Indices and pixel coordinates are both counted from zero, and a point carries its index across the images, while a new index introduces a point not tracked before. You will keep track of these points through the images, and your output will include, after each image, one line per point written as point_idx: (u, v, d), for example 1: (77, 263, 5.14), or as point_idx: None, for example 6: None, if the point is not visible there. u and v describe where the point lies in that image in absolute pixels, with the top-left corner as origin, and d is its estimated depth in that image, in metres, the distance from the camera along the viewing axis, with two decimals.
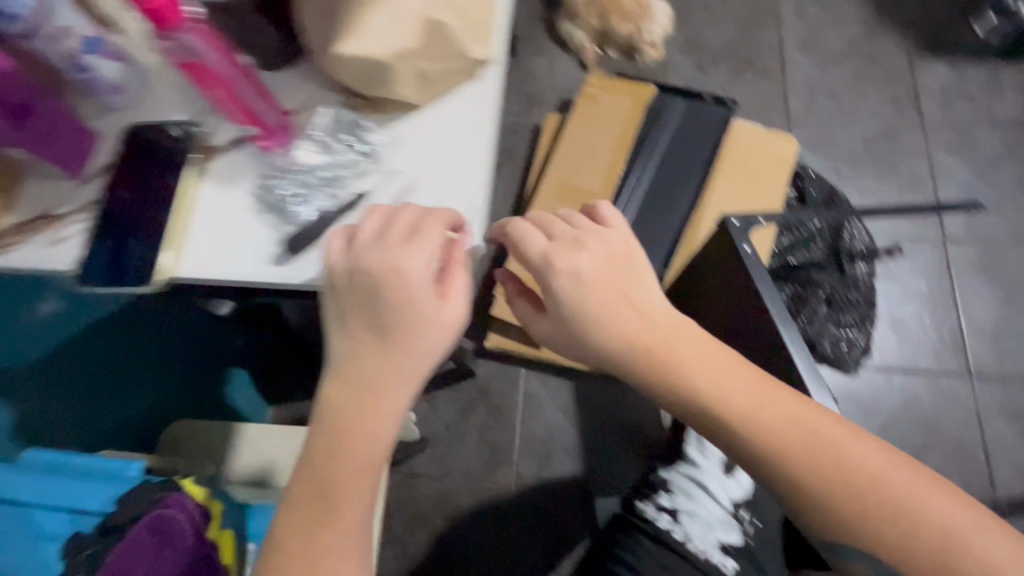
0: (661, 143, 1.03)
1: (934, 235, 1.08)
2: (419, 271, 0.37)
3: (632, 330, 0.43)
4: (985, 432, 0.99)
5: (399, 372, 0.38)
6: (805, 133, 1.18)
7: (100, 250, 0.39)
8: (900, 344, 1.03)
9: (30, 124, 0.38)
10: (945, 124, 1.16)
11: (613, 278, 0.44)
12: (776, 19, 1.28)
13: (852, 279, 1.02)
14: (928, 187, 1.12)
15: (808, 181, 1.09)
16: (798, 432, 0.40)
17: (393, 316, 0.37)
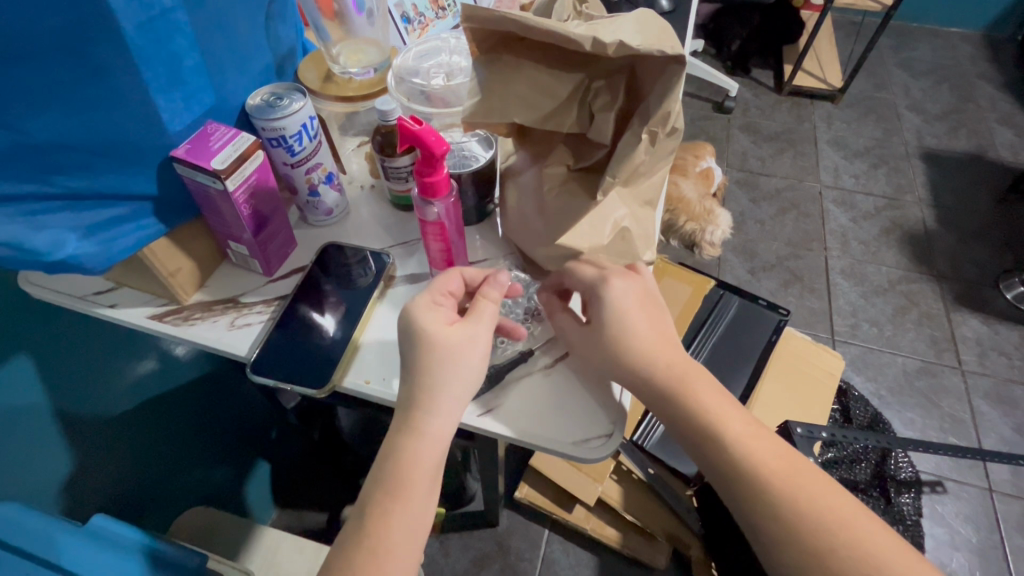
0: (719, 331, 1.02)
1: (978, 480, 1.08)
2: (424, 301, 0.40)
3: (650, 346, 0.40)
4: None
5: (432, 382, 0.37)
6: (848, 351, 1.26)
7: (273, 342, 0.43)
8: None
9: (263, 232, 0.44)
10: (983, 374, 1.23)
11: (649, 315, 0.41)
12: (822, 246, 1.43)
13: (902, 514, 0.97)
14: (969, 428, 1.15)
15: (852, 399, 1.12)
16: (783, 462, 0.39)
17: (411, 341, 0.38)
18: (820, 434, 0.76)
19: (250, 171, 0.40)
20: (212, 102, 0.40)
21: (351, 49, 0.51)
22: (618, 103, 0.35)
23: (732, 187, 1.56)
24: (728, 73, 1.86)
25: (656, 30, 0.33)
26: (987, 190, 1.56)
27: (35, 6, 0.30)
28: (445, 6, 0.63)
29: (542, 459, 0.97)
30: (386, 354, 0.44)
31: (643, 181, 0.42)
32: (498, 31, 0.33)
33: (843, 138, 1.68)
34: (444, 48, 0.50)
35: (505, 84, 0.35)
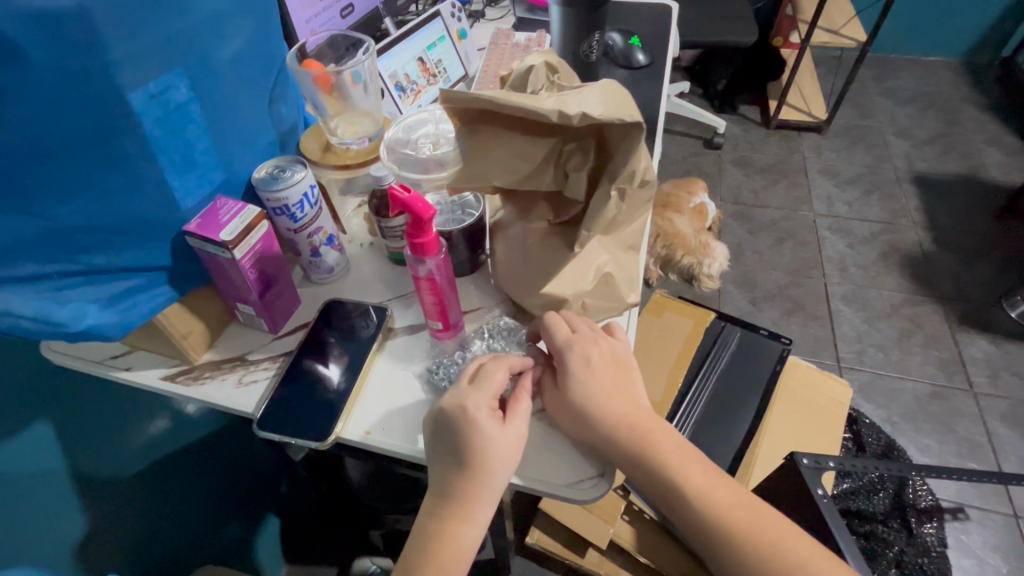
0: (724, 362, 1.02)
1: (1005, 506, 1.05)
2: (482, 413, 0.40)
3: (619, 411, 0.43)
4: None
5: (489, 487, 0.39)
6: (856, 378, 1.25)
7: (279, 397, 0.45)
8: None
9: (270, 293, 0.47)
10: (997, 395, 1.21)
11: (612, 378, 0.44)
12: (821, 273, 1.45)
13: (925, 545, 0.95)
14: (988, 451, 1.13)
15: (863, 427, 1.11)
16: (742, 511, 0.45)
17: (471, 453, 0.39)
18: (827, 464, 0.76)
19: (256, 240, 0.43)
20: (219, 180, 0.44)
21: (347, 121, 0.55)
22: (590, 162, 0.39)
23: (727, 219, 1.59)
24: (716, 111, 1.93)
25: (617, 100, 0.37)
26: (982, 210, 1.57)
27: (72, 113, 0.34)
28: (436, 72, 0.70)
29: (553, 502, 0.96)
30: (387, 409, 0.45)
31: (624, 229, 0.44)
32: (469, 107, 0.37)
33: (833, 166, 1.72)
34: (429, 115, 0.54)
35: (488, 156, 0.38)
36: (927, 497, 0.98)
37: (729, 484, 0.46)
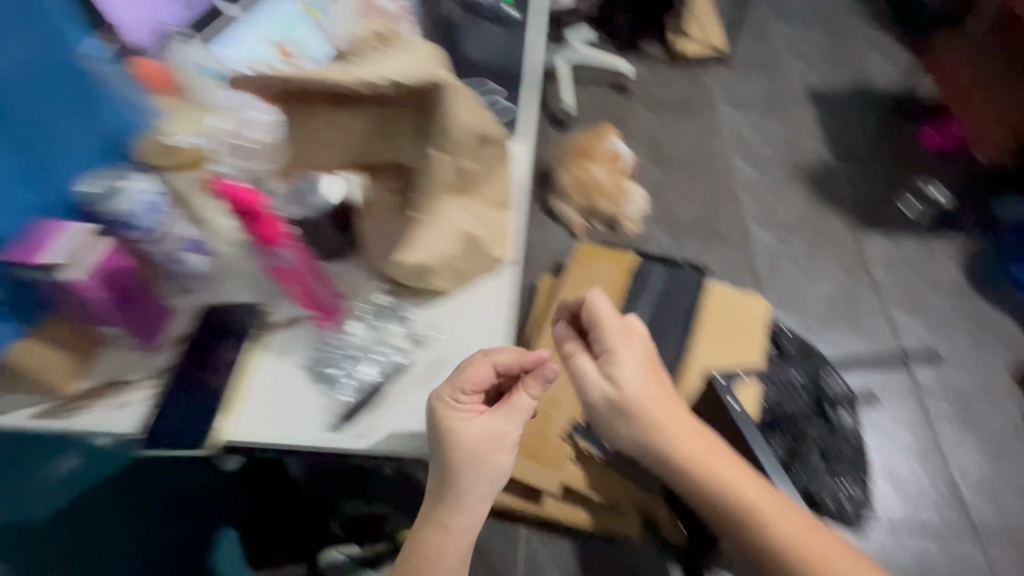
0: (650, 300, 1.06)
1: (906, 384, 1.21)
2: (463, 417, 0.46)
3: (636, 389, 0.59)
4: None
5: (473, 476, 0.46)
6: (773, 293, 1.33)
7: (163, 411, 0.46)
8: (894, 490, 1.10)
9: (132, 307, 0.47)
10: (896, 289, 1.33)
11: (627, 357, 0.59)
12: (735, 200, 1.51)
13: (841, 430, 1.05)
14: (891, 340, 1.26)
15: (785, 337, 1.15)
16: (742, 495, 0.56)
17: (455, 449, 0.45)
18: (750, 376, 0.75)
19: (96, 256, 0.43)
20: (41, 209, 0.49)
21: (186, 119, 0.50)
22: (416, 121, 0.45)
23: (643, 159, 1.61)
24: (623, 46, 1.89)
25: (416, 66, 0.45)
26: (871, 115, 1.67)
27: None
28: (293, 51, 0.67)
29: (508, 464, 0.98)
30: (290, 384, 0.48)
31: (472, 185, 0.51)
32: (291, 94, 0.43)
33: (737, 93, 1.77)
34: (264, 109, 0.51)
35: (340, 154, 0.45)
36: (838, 388, 1.07)
37: (738, 469, 0.58)
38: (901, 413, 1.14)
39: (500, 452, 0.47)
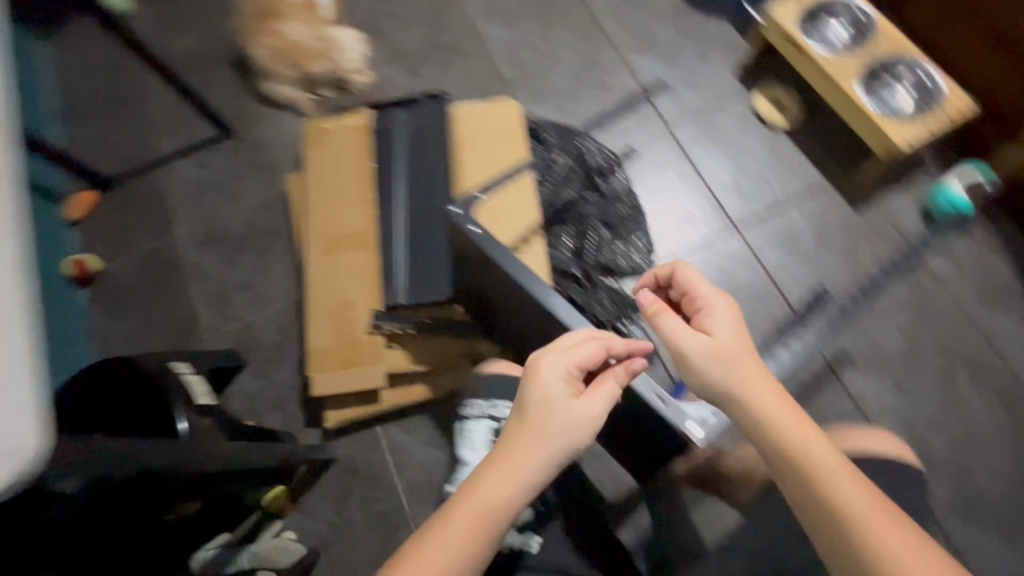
0: (403, 129, 1.20)
1: (674, 176, 1.28)
2: (559, 395, 0.62)
3: (713, 343, 0.61)
4: (772, 268, 1.19)
5: (529, 458, 0.60)
6: (532, 139, 1.28)
7: None
8: (803, 296, 1.16)
9: None
10: (644, 108, 1.34)
11: (736, 330, 0.63)
12: (488, 53, 1.42)
13: (609, 193, 1.24)
14: (656, 130, 1.32)
15: (544, 126, 1.30)
16: (805, 443, 0.56)
17: (541, 416, 0.62)
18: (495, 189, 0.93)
19: None
20: None
21: None
22: None
23: (363, 27, 1.47)
24: None
25: None
26: None
27: None
28: None
29: (325, 380, 1.07)
30: None
31: None
32: None
33: None
34: None
35: None
36: (596, 155, 1.26)
37: (781, 405, 0.58)
38: (654, 216, 1.24)
39: (576, 435, 0.62)
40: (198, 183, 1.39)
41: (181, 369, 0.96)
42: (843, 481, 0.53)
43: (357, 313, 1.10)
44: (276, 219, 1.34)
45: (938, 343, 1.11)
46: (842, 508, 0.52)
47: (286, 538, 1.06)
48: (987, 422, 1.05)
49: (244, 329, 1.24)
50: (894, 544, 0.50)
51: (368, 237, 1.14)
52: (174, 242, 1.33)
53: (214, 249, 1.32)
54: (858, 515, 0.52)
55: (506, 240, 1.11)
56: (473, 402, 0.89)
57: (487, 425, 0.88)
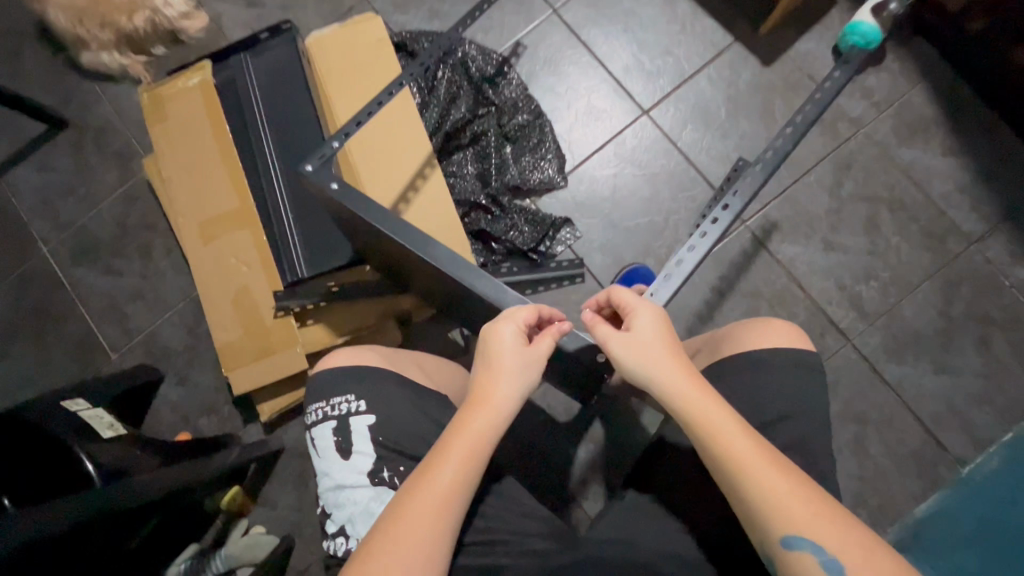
0: (254, 81, 1.06)
1: (570, 67, 1.15)
2: (512, 335, 0.57)
3: (639, 343, 0.58)
4: (687, 149, 1.12)
5: (483, 412, 0.54)
6: (406, 58, 1.13)
7: None
8: (722, 171, 1.11)
9: None
10: None
11: (664, 333, 0.59)
12: None
13: (503, 103, 1.12)
14: (540, 16, 1.17)
15: (415, 40, 1.14)
16: (729, 435, 0.53)
17: (492, 361, 0.56)
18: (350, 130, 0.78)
19: None
20: None
21: None
22: None
23: None
24: None
25: None
26: None
27: None
28: None
29: (244, 375, 1.00)
30: None
31: None
32: None
33: None
34: None
35: None
36: (479, 61, 1.11)
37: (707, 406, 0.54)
38: (557, 118, 1.14)
39: (531, 375, 0.56)
40: (46, 190, 1.21)
41: (73, 406, 0.85)
42: (749, 452, 0.52)
43: (258, 298, 1.01)
44: (147, 212, 1.19)
45: (860, 191, 1.07)
46: (767, 500, 0.50)
47: (257, 531, 1.05)
48: (913, 260, 1.05)
49: (150, 340, 1.14)
50: (795, 506, 0.49)
51: (246, 212, 1.02)
52: (40, 262, 1.18)
53: (87, 260, 1.17)
54: (760, 480, 0.50)
55: (397, 184, 0.99)
56: (310, 406, 0.62)
57: (329, 428, 0.60)
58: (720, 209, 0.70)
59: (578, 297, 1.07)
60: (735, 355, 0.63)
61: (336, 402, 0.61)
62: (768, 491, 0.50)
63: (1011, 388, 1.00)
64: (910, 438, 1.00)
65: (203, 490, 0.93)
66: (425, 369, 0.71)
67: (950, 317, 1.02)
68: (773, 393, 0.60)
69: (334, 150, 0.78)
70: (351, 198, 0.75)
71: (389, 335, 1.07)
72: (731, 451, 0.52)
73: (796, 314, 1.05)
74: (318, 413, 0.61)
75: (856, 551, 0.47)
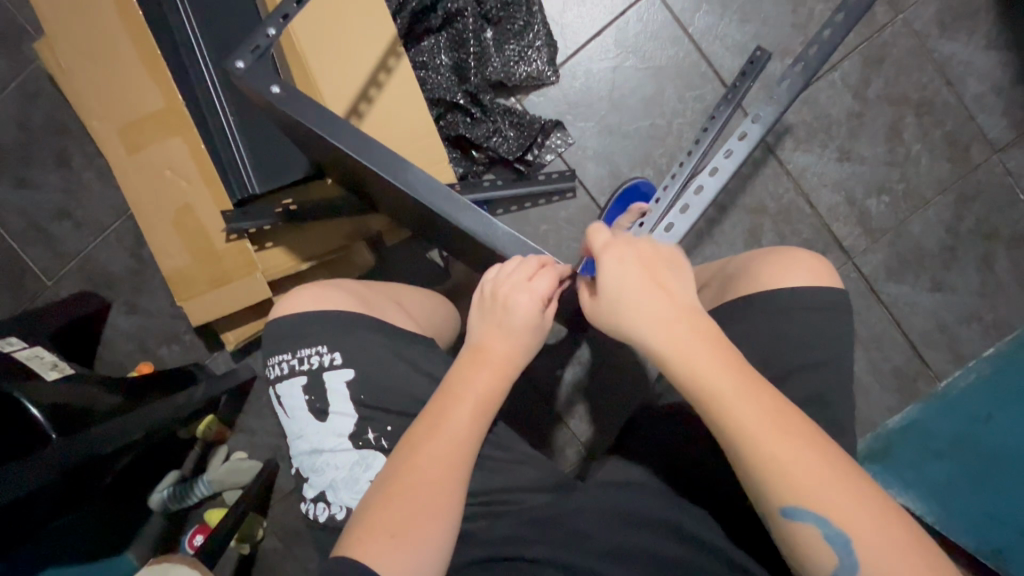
0: None
1: None
2: (524, 297, 0.51)
3: (635, 302, 0.48)
4: (697, 37, 0.96)
5: (490, 372, 0.51)
6: None
7: None
8: (735, 65, 0.96)
9: None
10: None
11: (668, 289, 0.48)
12: None
13: None
14: None
15: None
16: (737, 405, 0.44)
17: (495, 318, 0.52)
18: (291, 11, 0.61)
19: None
20: None
21: None
22: None
23: None
24: None
25: None
26: None
27: None
28: None
29: (200, 302, 0.89)
30: None
31: None
32: None
33: None
34: None
35: None
36: None
37: (718, 372, 0.45)
38: None
39: (529, 341, 0.52)
40: None
41: (5, 347, 0.75)
42: (759, 423, 0.44)
43: (205, 217, 0.87)
44: (56, 114, 0.99)
45: (883, 94, 0.96)
46: (777, 477, 0.43)
47: (238, 458, 1.03)
48: (929, 171, 0.97)
49: (89, 266, 1.01)
50: (804, 475, 0.42)
51: (177, 114, 0.84)
52: None
53: None
54: (769, 452, 0.43)
55: (357, 81, 0.82)
56: (272, 361, 0.57)
57: (299, 384, 0.55)
58: (749, 122, 0.61)
59: (568, 213, 0.97)
60: (754, 294, 0.55)
61: (302, 359, 0.55)
62: (786, 470, 0.42)
63: (1004, 307, 0.97)
64: (895, 355, 0.98)
65: (175, 424, 0.88)
66: (406, 310, 0.64)
67: (958, 235, 0.97)
68: (798, 337, 0.54)
69: (271, 41, 0.61)
70: (302, 104, 0.60)
71: (359, 257, 0.96)
72: (742, 424, 0.44)
73: (800, 231, 0.98)
74: (281, 370, 0.56)
75: (864, 520, 0.41)
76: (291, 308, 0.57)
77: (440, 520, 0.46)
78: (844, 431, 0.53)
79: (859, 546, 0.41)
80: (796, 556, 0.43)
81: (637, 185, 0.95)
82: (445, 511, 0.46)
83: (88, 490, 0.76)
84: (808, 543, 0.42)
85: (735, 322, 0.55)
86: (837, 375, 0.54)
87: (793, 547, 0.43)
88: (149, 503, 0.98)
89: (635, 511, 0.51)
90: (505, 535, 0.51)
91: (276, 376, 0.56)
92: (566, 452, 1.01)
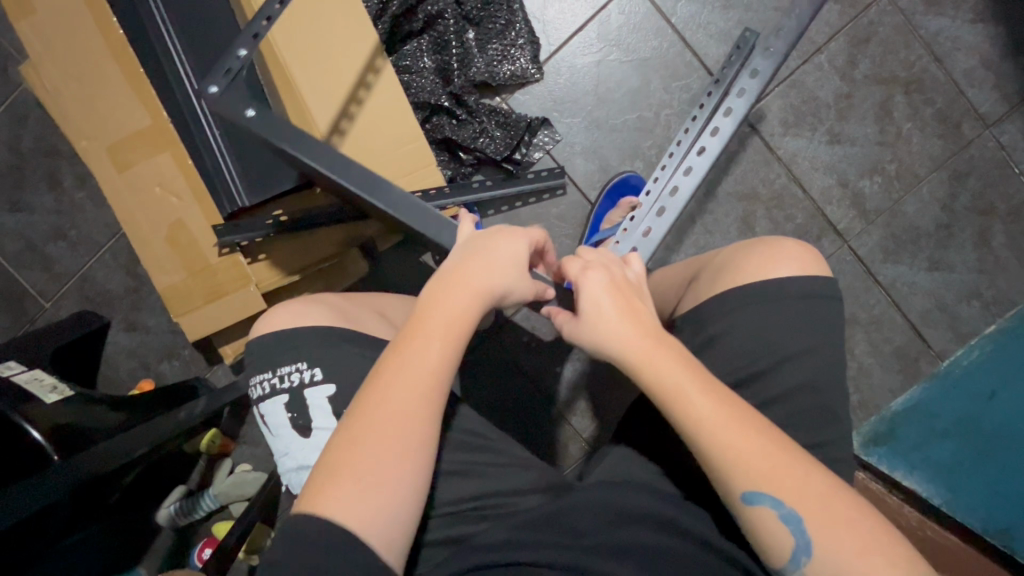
0: None
1: None
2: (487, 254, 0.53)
3: (594, 304, 0.50)
4: (679, 28, 0.95)
5: (447, 313, 0.50)
6: None
7: None
8: (719, 53, 0.96)
9: None
10: None
11: (626, 293, 0.51)
12: None
13: None
14: None
15: None
16: (689, 397, 0.46)
17: (456, 267, 0.53)
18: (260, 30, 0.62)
19: None
20: None
21: None
22: None
23: None
24: None
25: None
26: None
27: None
28: None
29: (191, 320, 0.89)
30: None
31: None
32: None
33: None
34: None
35: None
36: None
37: (672, 366, 0.47)
38: None
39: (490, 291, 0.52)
40: None
41: (5, 371, 0.75)
42: (711, 413, 0.45)
43: (197, 233, 0.88)
44: (46, 137, 0.99)
45: (872, 73, 0.96)
46: (728, 463, 0.44)
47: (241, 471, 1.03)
48: (922, 149, 0.96)
49: (86, 286, 1.02)
50: (755, 459, 0.44)
51: (165, 131, 0.85)
52: None
53: None
54: (718, 439, 0.45)
55: (339, 89, 0.82)
56: (253, 381, 0.57)
57: (281, 402, 0.55)
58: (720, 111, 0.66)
59: (558, 211, 0.97)
60: (741, 285, 0.55)
61: (283, 376, 0.55)
62: (741, 462, 0.44)
63: (1004, 283, 0.96)
64: (896, 337, 0.97)
65: (176, 439, 0.88)
66: (391, 319, 0.64)
67: (953, 212, 0.96)
68: (786, 326, 0.53)
69: (243, 61, 0.63)
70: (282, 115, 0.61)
71: (353, 264, 0.97)
72: (695, 417, 0.45)
73: (793, 217, 0.97)
74: (263, 389, 0.56)
75: (819, 506, 0.42)
76: (276, 322, 0.57)
77: (394, 461, 0.45)
78: (835, 417, 0.52)
79: (811, 525, 0.42)
80: (759, 541, 0.44)
81: (627, 178, 0.94)
82: (400, 451, 0.45)
83: (94, 509, 0.77)
84: (762, 530, 0.43)
85: (723, 315, 0.54)
86: (826, 361, 0.53)
87: (755, 535, 0.44)
88: (156, 518, 0.98)
89: (629, 506, 0.51)
90: (499, 541, 0.50)
91: (259, 395, 0.56)
92: (569, 449, 1.00)
